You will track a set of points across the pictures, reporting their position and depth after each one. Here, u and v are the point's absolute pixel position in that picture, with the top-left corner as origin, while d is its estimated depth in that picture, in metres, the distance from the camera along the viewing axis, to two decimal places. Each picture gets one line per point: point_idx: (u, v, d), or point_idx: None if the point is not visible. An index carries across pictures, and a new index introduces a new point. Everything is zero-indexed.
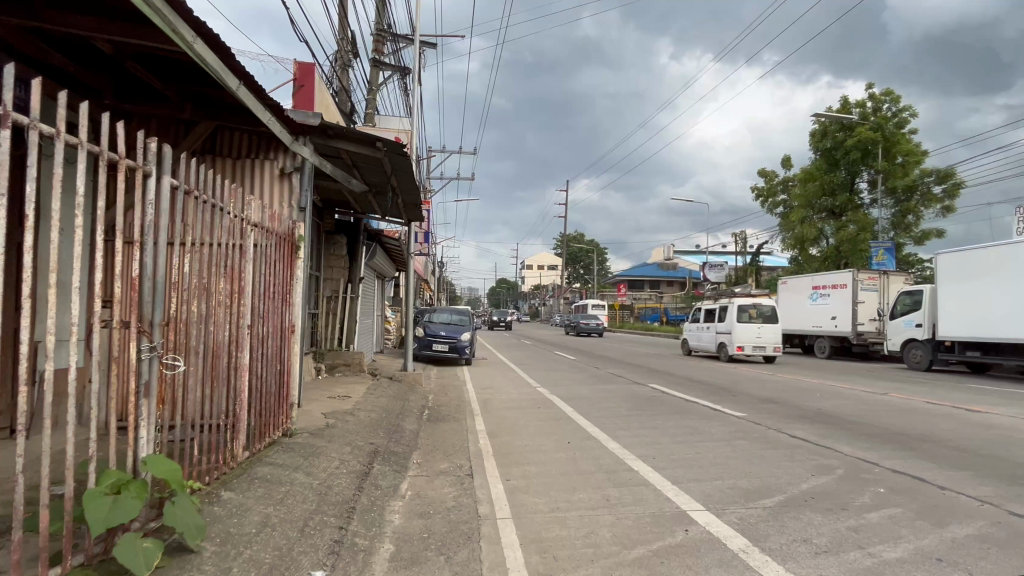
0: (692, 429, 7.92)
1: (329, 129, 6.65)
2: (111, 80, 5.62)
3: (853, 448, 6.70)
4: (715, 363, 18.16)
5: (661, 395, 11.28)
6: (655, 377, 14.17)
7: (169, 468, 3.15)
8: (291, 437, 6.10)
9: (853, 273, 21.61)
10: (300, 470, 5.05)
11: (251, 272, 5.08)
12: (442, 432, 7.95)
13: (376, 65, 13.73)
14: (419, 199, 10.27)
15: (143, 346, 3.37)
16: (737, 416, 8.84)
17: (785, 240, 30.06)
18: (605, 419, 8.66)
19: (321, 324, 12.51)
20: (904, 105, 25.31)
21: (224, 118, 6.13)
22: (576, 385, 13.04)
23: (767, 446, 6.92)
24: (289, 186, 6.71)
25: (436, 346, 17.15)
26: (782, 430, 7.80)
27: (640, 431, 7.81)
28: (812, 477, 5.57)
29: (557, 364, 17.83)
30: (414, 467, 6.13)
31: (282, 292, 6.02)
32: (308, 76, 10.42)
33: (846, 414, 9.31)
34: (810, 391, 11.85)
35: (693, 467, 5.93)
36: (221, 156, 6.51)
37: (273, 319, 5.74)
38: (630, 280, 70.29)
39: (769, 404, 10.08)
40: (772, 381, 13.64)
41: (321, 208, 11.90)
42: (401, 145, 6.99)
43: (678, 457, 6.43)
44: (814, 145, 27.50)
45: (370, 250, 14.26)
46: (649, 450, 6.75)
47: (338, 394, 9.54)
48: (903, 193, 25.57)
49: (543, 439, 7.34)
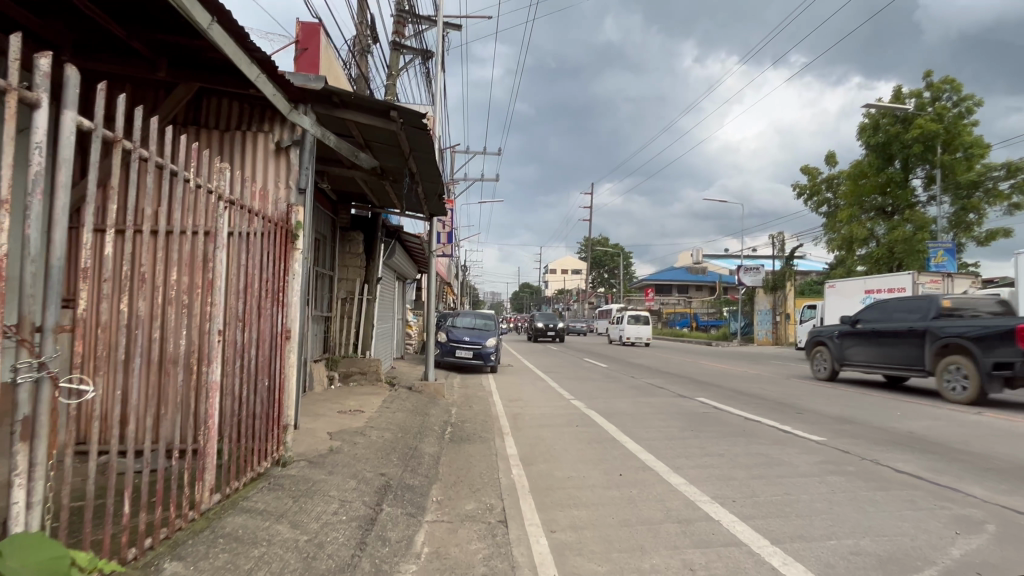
0: (768, 458, 6.55)
1: (333, 94, 5.56)
2: (70, 31, 4.62)
3: (989, 492, 5.26)
4: (764, 373, 16.60)
5: (716, 411, 9.90)
6: (702, 390, 12.74)
7: (49, 557, 2.06)
8: (285, 470, 4.98)
9: (912, 276, 19.82)
10: (283, 521, 3.87)
11: (224, 263, 3.92)
12: (467, 457, 6.74)
13: (396, 48, 12.67)
14: (441, 188, 9.09)
15: (22, 366, 2.22)
16: (815, 441, 7.43)
17: (831, 242, 28.18)
18: (659, 443, 7.34)
19: (335, 329, 11.51)
20: (966, 94, 23.40)
21: (206, 79, 5.07)
22: (615, 398, 11.75)
23: (873, 485, 5.53)
24: (286, 163, 5.57)
25: (459, 352, 16.06)
26: (882, 462, 6.37)
27: (706, 460, 6.48)
28: (960, 537, 4.19)
29: (590, 372, 16.54)
30: (434, 508, 4.94)
31: (272, 290, 4.89)
32: (312, 39, 9.61)
33: (946, 439, 7.80)
34: (888, 408, 10.31)
35: (791, 518, 4.59)
36: (206, 128, 5.46)
37: (259, 321, 4.64)
38: (657, 284, 68.61)
39: (847, 425, 8.62)
40: (837, 395, 12.12)
41: (335, 201, 10.93)
42: (419, 113, 5.82)
43: (764, 499, 5.09)
44: (864, 139, 25.65)
45: (389, 249, 13.08)
46: (725, 488, 5.42)
47: (348, 409, 8.39)
48: (965, 189, 23.59)
49: (589, 469, 6.08)
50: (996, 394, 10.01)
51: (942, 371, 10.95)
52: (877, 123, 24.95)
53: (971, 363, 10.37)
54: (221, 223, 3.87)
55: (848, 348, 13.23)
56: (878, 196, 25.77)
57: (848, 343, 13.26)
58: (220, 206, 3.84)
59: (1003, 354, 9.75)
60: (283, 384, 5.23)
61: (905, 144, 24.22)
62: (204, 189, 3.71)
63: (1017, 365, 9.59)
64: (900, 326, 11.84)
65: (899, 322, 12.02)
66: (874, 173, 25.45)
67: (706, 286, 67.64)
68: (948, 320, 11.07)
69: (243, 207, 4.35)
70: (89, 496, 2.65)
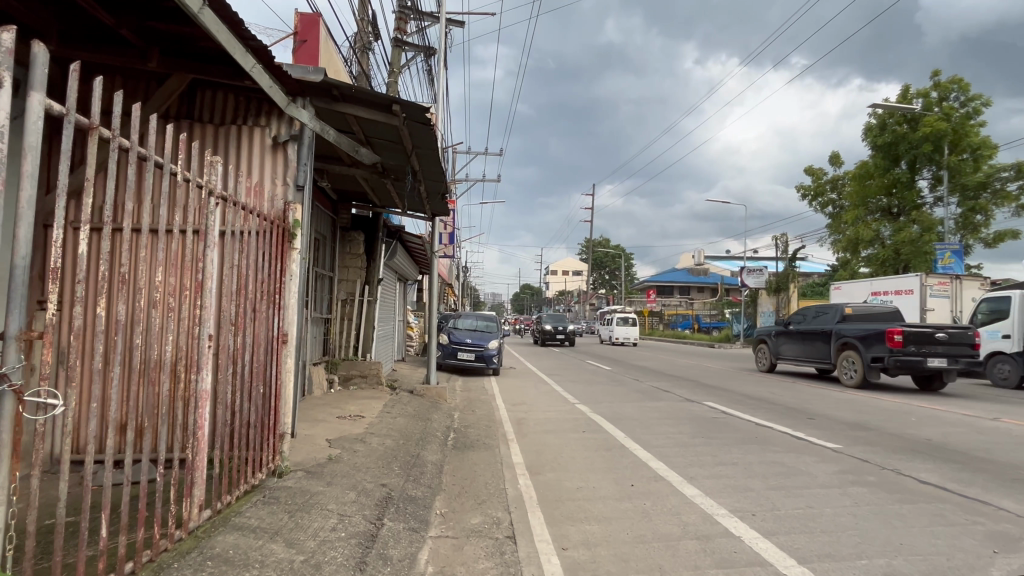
0: (785, 467, 6.29)
1: (333, 87, 5.32)
2: (56, 19, 4.38)
3: (1021, 505, 5.00)
4: (770, 376, 16.34)
5: (725, 416, 9.64)
6: (709, 394, 12.48)
7: None
8: (281, 481, 4.73)
9: (920, 278, 19.56)
10: (277, 539, 3.61)
11: (215, 263, 3.66)
12: (471, 466, 6.49)
13: (398, 45, 12.44)
14: (444, 187, 8.85)
15: None
16: (831, 449, 7.18)
17: (836, 243, 27.92)
18: (670, 451, 7.07)
19: (335, 331, 11.25)
20: (974, 95, 23.20)
21: (200, 70, 4.84)
22: (621, 402, 11.48)
23: (899, 498, 5.27)
24: (283, 159, 5.32)
25: (461, 355, 15.80)
26: (905, 472, 6.12)
27: (720, 470, 6.22)
28: (998, 556, 3.94)
29: (593, 375, 16.30)
30: (438, 522, 4.68)
31: (267, 290, 4.64)
32: (312, 30, 9.38)
33: (966, 446, 7.55)
34: (902, 414, 10.05)
35: (816, 534, 4.34)
36: (199, 122, 5.21)
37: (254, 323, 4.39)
38: (658, 285, 68.40)
39: (861, 432, 8.37)
40: (847, 399, 11.86)
41: (335, 200, 10.69)
42: (422, 108, 5.58)
43: (785, 513, 4.84)
44: (870, 140, 25.43)
45: (390, 249, 12.81)
46: (743, 501, 5.17)
47: (348, 414, 8.14)
48: (972, 190, 23.35)
49: (599, 479, 5.83)
50: (874, 380, 13.02)
51: (842, 363, 13.97)
52: (884, 123, 24.72)
53: (860, 356, 13.37)
54: (213, 220, 3.62)
55: (783, 346, 16.17)
56: (884, 197, 25.53)
57: (782, 342, 16.21)
58: (211, 202, 3.59)
59: (878, 350, 12.76)
60: (280, 389, 4.98)
61: (912, 144, 24.00)
62: (195, 184, 3.46)
63: (888, 359, 12.59)
64: (816, 327, 14.86)
65: (816, 324, 15.01)
66: (880, 174, 25.22)
67: (708, 288, 67.34)
68: (848, 323, 14.06)
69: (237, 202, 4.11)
70: (61, 518, 2.41)
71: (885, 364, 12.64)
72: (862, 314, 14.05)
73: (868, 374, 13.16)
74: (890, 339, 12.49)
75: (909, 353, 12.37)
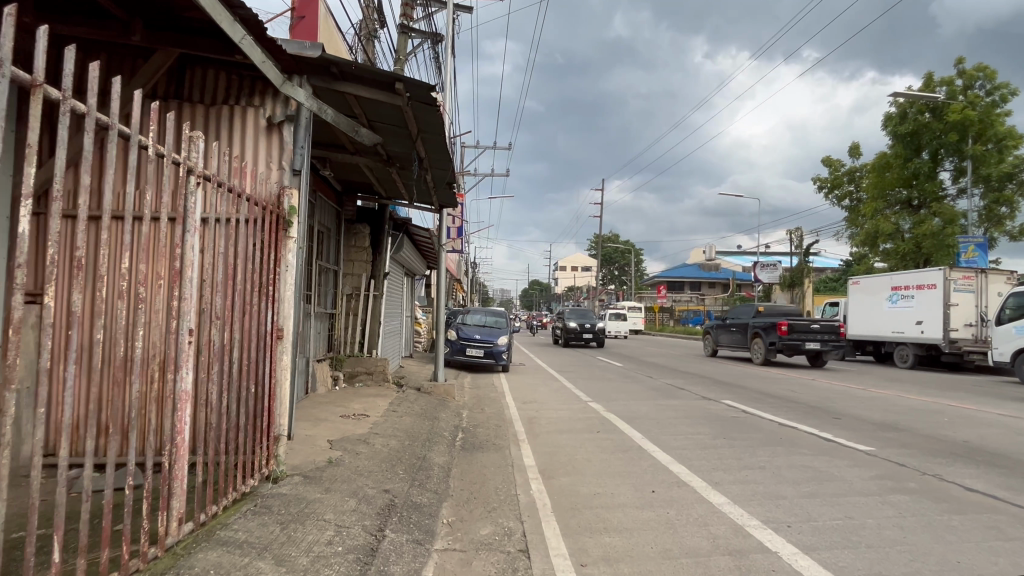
0: (817, 472, 5.88)
1: (332, 64, 4.96)
2: None
3: None
4: (788, 374, 15.87)
5: (746, 415, 9.20)
6: (726, 391, 12.07)
7: None
8: (276, 488, 4.39)
9: (944, 272, 18.94)
10: (265, 557, 3.27)
11: (197, 250, 3.27)
12: (480, 468, 6.13)
13: (404, 31, 12.06)
14: (452, 176, 8.47)
15: None
16: (864, 451, 6.75)
17: (854, 237, 27.26)
18: (691, 454, 6.66)
19: (340, 326, 10.97)
20: (1000, 83, 22.49)
21: (187, 44, 4.49)
22: (635, 400, 11.07)
23: (947, 508, 4.83)
24: (278, 141, 4.96)
25: (470, 351, 15.48)
26: (948, 478, 5.66)
27: (748, 475, 5.80)
28: None
29: (605, 372, 15.94)
30: (445, 533, 4.31)
31: (257, 280, 4.29)
32: (310, 6, 9.03)
33: (1007, 449, 7.10)
34: (932, 413, 9.58)
35: (862, 549, 3.94)
36: (189, 102, 4.87)
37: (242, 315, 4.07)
38: (669, 281, 67.80)
39: (892, 433, 7.92)
40: (871, 398, 11.38)
41: (340, 191, 10.37)
42: (427, 87, 5.21)
43: (823, 524, 4.44)
44: (890, 130, 24.80)
45: (397, 242, 12.38)
46: (776, 510, 4.77)
47: (352, 412, 7.82)
48: (997, 180, 22.63)
49: (617, 485, 5.47)
50: (774, 359, 19.26)
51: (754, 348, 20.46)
52: (905, 111, 24.06)
53: (765, 343, 19.48)
54: (193, 203, 3.25)
55: (724, 338, 22.15)
56: (904, 189, 24.85)
57: (724, 335, 22.15)
58: (191, 181, 3.20)
59: (770, 336, 19.52)
60: (275, 389, 4.64)
61: (935, 133, 23.33)
62: (172, 162, 3.07)
63: (778, 343, 19.11)
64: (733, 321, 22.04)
65: (736, 320, 21.94)
66: (901, 165, 24.57)
67: (719, 283, 66.45)
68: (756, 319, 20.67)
69: (222, 184, 3.75)
70: None
71: (779, 347, 19.14)
72: (769, 312, 20.29)
73: (767, 353, 19.77)
74: (780, 330, 18.94)
75: (793, 339, 18.84)
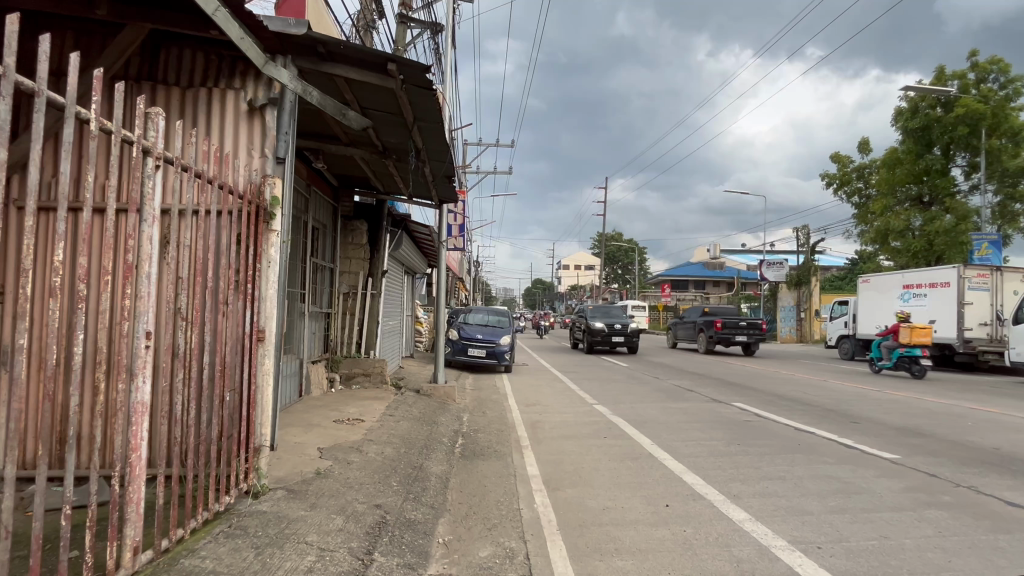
0: (842, 483, 5.47)
1: (318, 43, 4.57)
2: None
3: None
4: (799, 374, 15.43)
5: (759, 420, 8.78)
6: (737, 393, 11.65)
7: None
8: (256, 504, 4.01)
9: (958, 269, 18.46)
10: None
11: (155, 242, 2.86)
12: (480, 479, 5.74)
13: (403, 21, 11.65)
14: (451, 169, 8.06)
15: None
16: (889, 459, 6.34)
17: (864, 234, 26.73)
18: (705, 463, 6.26)
19: (336, 326, 10.59)
20: (1015, 76, 21.97)
21: (158, 20, 4.11)
22: (642, 402, 10.66)
23: (990, 526, 4.40)
24: (260, 126, 4.56)
25: (472, 351, 15.09)
26: (984, 491, 5.24)
27: (768, 487, 5.39)
28: None
29: (611, 372, 15.54)
30: (440, 555, 3.92)
31: (231, 277, 3.90)
32: None
33: None
34: (956, 417, 9.13)
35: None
36: (164, 85, 4.50)
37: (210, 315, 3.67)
38: (673, 279, 67.32)
39: (916, 439, 7.50)
40: (888, 400, 10.95)
41: (336, 186, 10.05)
42: (422, 69, 4.82)
43: (856, 544, 4.05)
44: (901, 125, 24.30)
45: (396, 238, 11.91)
46: (802, 528, 4.38)
47: (346, 417, 7.43)
48: (1012, 176, 22.12)
49: (627, 498, 5.09)
50: (712, 350, 22.22)
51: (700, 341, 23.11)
52: (916, 106, 23.61)
53: (703, 336, 22.64)
54: (150, 188, 2.85)
55: (683, 333, 24.37)
56: (915, 185, 24.33)
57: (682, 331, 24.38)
58: (148, 164, 2.80)
59: (709, 330, 22.24)
60: (256, 395, 4.26)
61: (947, 128, 22.81)
62: (121, 140, 2.66)
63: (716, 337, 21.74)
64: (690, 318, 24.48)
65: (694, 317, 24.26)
66: (912, 160, 24.04)
67: (723, 282, 65.78)
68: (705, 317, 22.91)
69: (188, 170, 3.37)
70: None
71: (715, 340, 21.99)
72: (712, 310, 23.16)
73: (709, 346, 22.39)
74: (714, 326, 21.91)
75: (726, 333, 21.66)
